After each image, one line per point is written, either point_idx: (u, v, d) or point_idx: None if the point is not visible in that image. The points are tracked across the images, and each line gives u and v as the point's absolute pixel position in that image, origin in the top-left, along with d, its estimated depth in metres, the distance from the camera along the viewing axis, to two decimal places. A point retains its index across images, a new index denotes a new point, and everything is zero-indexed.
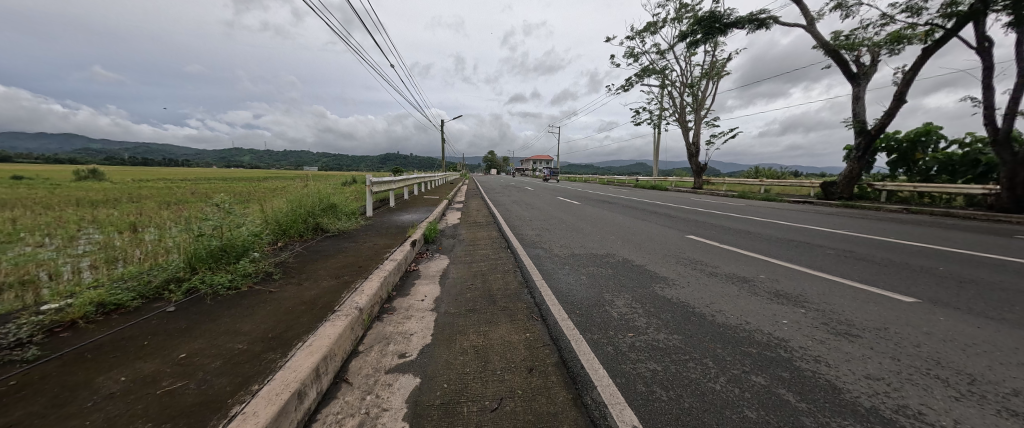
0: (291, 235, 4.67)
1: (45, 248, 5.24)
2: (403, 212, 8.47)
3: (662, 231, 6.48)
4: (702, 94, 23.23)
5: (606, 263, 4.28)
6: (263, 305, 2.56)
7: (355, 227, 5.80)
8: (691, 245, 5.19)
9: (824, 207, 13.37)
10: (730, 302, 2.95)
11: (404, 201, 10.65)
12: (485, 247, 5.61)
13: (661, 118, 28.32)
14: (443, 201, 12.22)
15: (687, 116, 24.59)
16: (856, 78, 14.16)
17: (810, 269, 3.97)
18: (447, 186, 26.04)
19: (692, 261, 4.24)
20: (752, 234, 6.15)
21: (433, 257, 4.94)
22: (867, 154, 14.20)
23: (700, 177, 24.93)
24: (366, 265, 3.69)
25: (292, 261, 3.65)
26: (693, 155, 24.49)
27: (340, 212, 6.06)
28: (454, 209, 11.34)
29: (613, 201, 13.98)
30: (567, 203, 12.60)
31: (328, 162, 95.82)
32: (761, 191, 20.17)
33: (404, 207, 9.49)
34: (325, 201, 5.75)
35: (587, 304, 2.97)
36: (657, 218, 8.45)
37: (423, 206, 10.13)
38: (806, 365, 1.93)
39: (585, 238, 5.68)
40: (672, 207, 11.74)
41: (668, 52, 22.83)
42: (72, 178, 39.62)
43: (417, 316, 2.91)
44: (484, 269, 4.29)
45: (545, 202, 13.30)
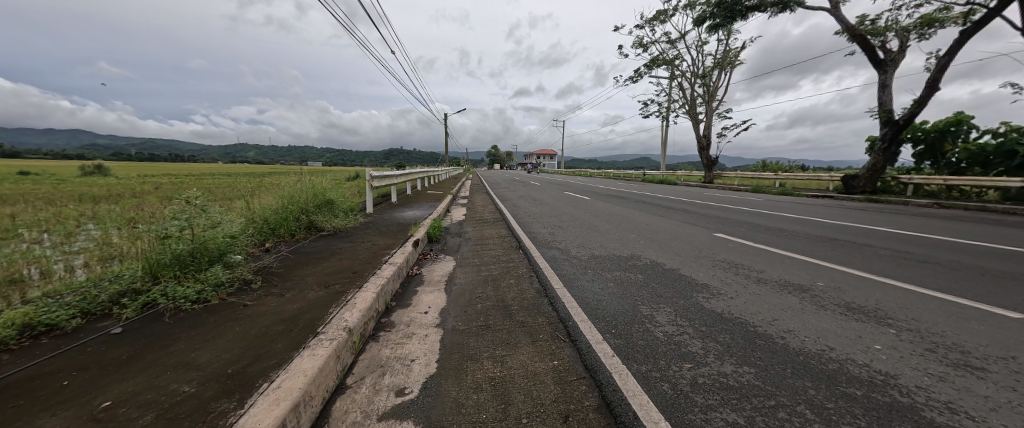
0: (280, 235, 4.21)
1: (36, 244, 4.99)
2: (405, 209, 8.00)
3: (687, 228, 5.94)
4: (714, 85, 22.38)
5: (634, 267, 3.78)
6: (233, 324, 2.08)
7: (353, 225, 5.34)
8: (724, 245, 4.65)
9: (847, 202, 12.70)
10: (797, 318, 2.44)
11: (407, 197, 10.21)
12: (494, 247, 5.12)
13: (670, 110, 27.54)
14: (447, 197, 11.72)
15: (698, 107, 23.81)
16: (882, 65, 13.35)
17: (873, 274, 3.43)
18: (451, 180, 25.58)
19: (732, 265, 3.72)
20: (787, 232, 5.58)
21: (437, 258, 4.46)
22: (893, 146, 13.48)
23: (710, 171, 24.21)
24: (361, 270, 3.22)
25: (278, 266, 3.19)
26: (704, 149, 23.75)
27: (337, 208, 5.60)
28: (459, 205, 10.83)
29: (624, 196, 13.38)
30: (576, 198, 12.07)
31: (331, 157, 95.56)
32: (776, 185, 19.44)
33: (406, 203, 9.00)
34: (321, 197, 5.29)
35: (622, 321, 2.47)
36: (676, 214, 7.88)
37: (426, 202, 9.63)
38: (942, 419, 1.44)
39: (604, 237, 5.17)
40: (688, 202, 11.18)
41: (680, 41, 21.92)
42: (79, 173, 39.96)
43: (420, 334, 2.43)
44: (496, 274, 3.81)
45: (553, 197, 12.73)
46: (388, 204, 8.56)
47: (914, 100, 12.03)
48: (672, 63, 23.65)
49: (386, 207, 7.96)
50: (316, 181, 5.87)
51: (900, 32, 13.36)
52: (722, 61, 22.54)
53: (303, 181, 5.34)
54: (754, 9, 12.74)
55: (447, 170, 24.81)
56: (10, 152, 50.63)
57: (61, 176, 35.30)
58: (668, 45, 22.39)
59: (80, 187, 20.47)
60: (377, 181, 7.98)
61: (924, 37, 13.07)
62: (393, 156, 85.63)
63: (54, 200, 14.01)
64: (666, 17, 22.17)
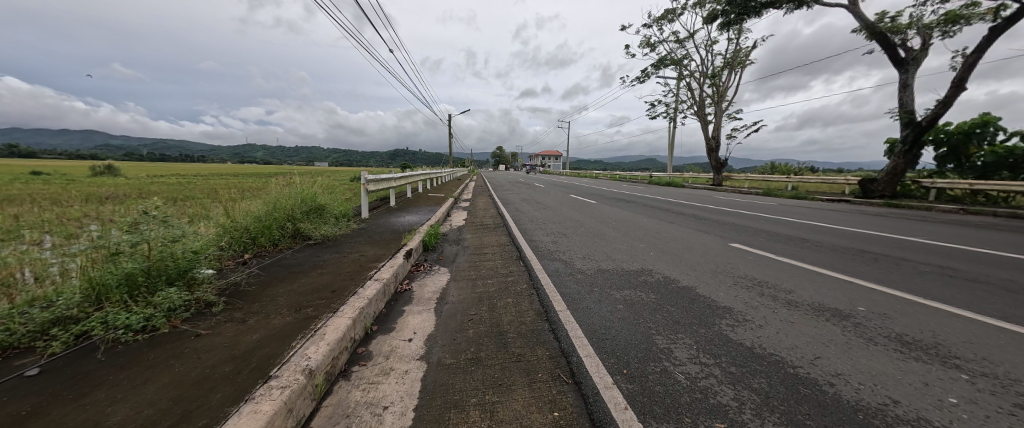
0: (262, 245, 3.92)
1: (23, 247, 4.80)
2: (402, 214, 7.69)
3: (702, 238, 5.52)
4: (724, 86, 21.81)
5: (646, 284, 3.39)
6: (174, 363, 1.76)
7: (344, 233, 5.05)
8: (744, 258, 4.24)
9: (865, 207, 12.14)
10: (844, 357, 2.05)
11: (406, 200, 9.93)
12: (492, 257, 4.78)
13: (678, 111, 26.97)
14: (448, 200, 11.39)
15: (707, 108, 23.27)
16: (903, 64, 12.73)
17: (919, 297, 3.02)
18: (454, 182, 25.32)
19: (757, 284, 3.32)
20: (812, 242, 5.14)
21: (431, 270, 4.13)
22: (914, 148, 12.87)
23: (720, 173, 23.62)
24: (341, 288, 2.89)
25: (250, 283, 2.89)
26: (713, 151, 23.16)
27: (327, 215, 5.30)
28: (460, 208, 10.50)
29: (631, 200, 12.93)
30: (582, 202, 11.69)
31: (337, 158, 96.16)
32: (789, 189, 18.83)
33: (404, 207, 8.68)
34: (310, 203, 5.01)
35: (635, 356, 2.11)
36: (687, 220, 7.45)
37: (425, 206, 9.31)
38: None
39: (611, 248, 4.79)
40: (698, 207, 10.73)
41: (689, 41, 21.39)
42: (90, 173, 40.51)
43: (399, 370, 2.09)
44: (492, 290, 3.47)
45: (557, 200, 12.33)
46: (385, 208, 8.24)
47: (937, 100, 11.46)
48: (681, 63, 23.10)
49: (382, 211, 7.65)
50: (307, 185, 5.60)
51: (922, 30, 12.76)
52: (732, 60, 21.94)
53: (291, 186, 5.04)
54: (769, 6, 12.25)
55: (451, 172, 24.56)
56: (24, 152, 51.61)
57: (72, 176, 35.77)
58: (676, 44, 21.87)
59: (86, 187, 20.54)
60: (375, 184, 7.67)
61: (948, 35, 12.46)
62: (398, 156, 85.83)
63: (58, 201, 14.01)
64: (674, 16, 21.66)
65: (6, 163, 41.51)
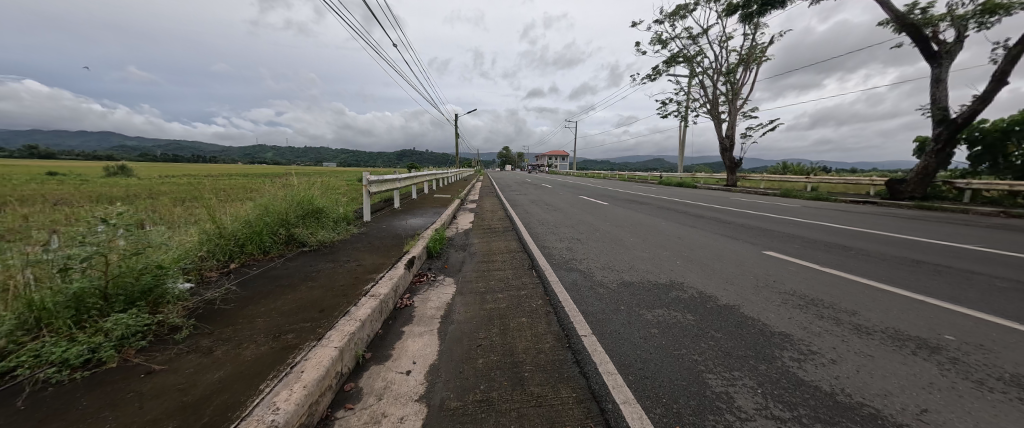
0: (251, 253, 3.59)
1: None
2: (406, 216, 7.35)
3: (730, 245, 5.04)
4: (739, 83, 21.11)
5: (678, 302, 2.95)
6: (106, 415, 1.39)
7: (342, 239, 4.70)
8: (785, 270, 3.77)
9: (895, 209, 11.45)
10: (960, 411, 1.59)
11: (412, 202, 9.60)
12: (502, 265, 4.38)
13: (690, 110, 26.31)
14: (454, 201, 11.01)
15: (720, 107, 22.60)
16: (935, 58, 12.01)
17: (1013, 321, 2.53)
18: (461, 182, 25.05)
19: (810, 303, 2.86)
20: (855, 251, 4.64)
21: (435, 281, 3.75)
22: (948, 147, 12.12)
23: (734, 173, 22.89)
24: (331, 306, 2.51)
25: (228, 300, 2.53)
26: (727, 150, 22.47)
27: (326, 219, 4.96)
28: (466, 210, 10.13)
29: (644, 201, 12.42)
30: (593, 204, 11.23)
31: (346, 158, 97.13)
32: (808, 190, 18.09)
33: (409, 209, 8.33)
34: (306, 206, 4.68)
35: (685, 403, 1.68)
36: (710, 223, 6.96)
37: (431, 208, 8.96)
38: None
39: (633, 256, 4.36)
40: (717, 209, 10.21)
41: (702, 37, 20.76)
42: (105, 173, 41.30)
43: (391, 417, 1.69)
44: (504, 306, 3.06)
45: (568, 201, 11.88)
46: (389, 210, 7.90)
47: (975, 96, 10.74)
48: (694, 60, 22.46)
49: (385, 214, 7.30)
50: (305, 187, 5.28)
51: (957, 21, 12.02)
52: (748, 57, 21.24)
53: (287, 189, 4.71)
54: None
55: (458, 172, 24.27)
56: (44, 153, 52.86)
57: (89, 176, 36.39)
58: (689, 41, 21.25)
59: (101, 188, 20.64)
60: (378, 185, 7.33)
61: (985, 26, 11.72)
62: (405, 157, 86.05)
63: (69, 201, 14.10)
64: (687, 12, 21.06)
65: (26, 164, 42.54)
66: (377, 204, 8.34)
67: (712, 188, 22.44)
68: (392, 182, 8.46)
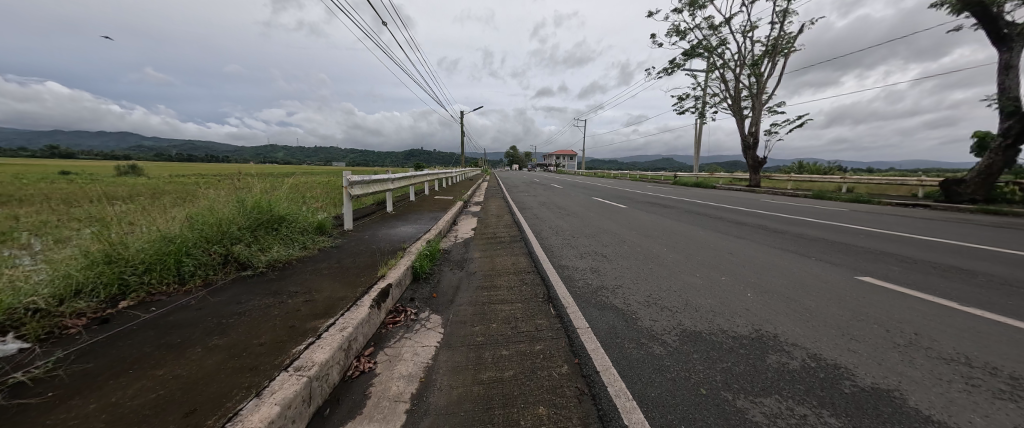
0: (158, 284, 2.57)
1: None
2: (397, 223, 6.30)
3: (804, 266, 3.88)
4: (764, 76, 19.65)
5: (791, 379, 1.83)
6: None
7: (304, 258, 3.67)
8: (917, 312, 2.61)
9: (958, 214, 10.01)
10: None
11: (409, 205, 8.62)
12: (508, 295, 3.31)
13: (707, 105, 24.98)
14: (456, 204, 9.94)
15: (743, 102, 21.18)
16: (1005, 40, 10.50)
17: None
18: (467, 182, 24.17)
19: (1020, 390, 1.71)
20: (985, 277, 3.43)
21: (413, 324, 2.70)
22: (1019, 143, 10.60)
23: (757, 173, 21.42)
24: (215, 397, 1.47)
25: (40, 389, 1.48)
26: (750, 148, 21.04)
27: (287, 232, 3.95)
28: (470, 214, 9.12)
29: (667, 204, 11.20)
30: (611, 207, 10.10)
31: (354, 157, 97.36)
32: (843, 191, 16.59)
33: (402, 215, 7.31)
34: (256, 216, 3.66)
35: None
36: (759, 234, 5.76)
37: (429, 212, 7.92)
38: None
39: (683, 285, 3.25)
40: (754, 214, 8.97)
41: (724, 27, 19.37)
42: (117, 172, 41.69)
43: None
44: (509, 378, 1.98)
45: (582, 204, 10.74)
46: (379, 216, 6.87)
47: None
48: (714, 53, 21.08)
49: (373, 220, 6.28)
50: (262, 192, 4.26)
51: None
52: (773, 48, 19.79)
53: (235, 197, 3.73)
54: None
55: (464, 172, 23.28)
56: (62, 152, 53.81)
57: (101, 176, 36.64)
58: (710, 31, 19.89)
59: (102, 187, 20.28)
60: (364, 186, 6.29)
61: None
62: (413, 156, 85.71)
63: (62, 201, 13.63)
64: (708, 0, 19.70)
65: (44, 164, 43.19)
66: (366, 209, 7.34)
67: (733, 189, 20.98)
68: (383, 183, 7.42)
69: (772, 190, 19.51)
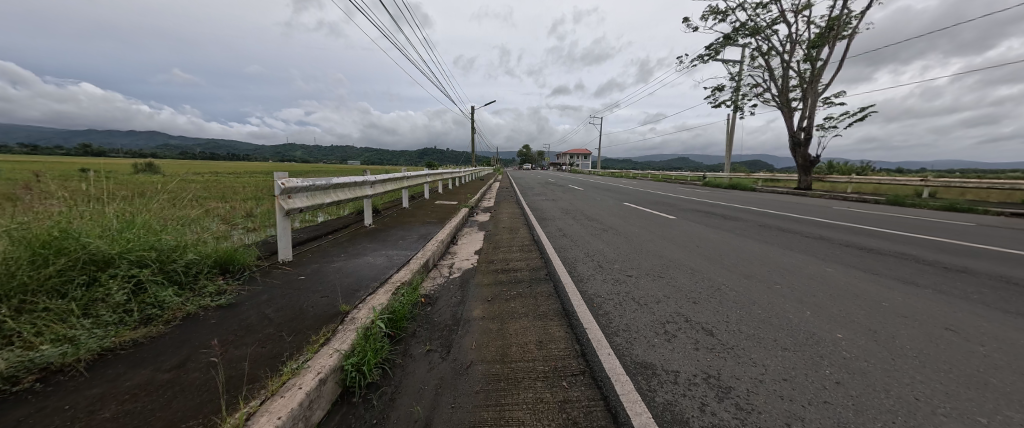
0: None
1: None
2: (368, 246, 4.39)
3: None
4: (820, 62, 16.99)
5: None
6: None
7: (109, 351, 1.76)
8: None
9: None
10: None
11: (398, 215, 6.78)
12: None
13: (745, 98, 22.49)
14: (459, 212, 7.99)
15: (791, 92, 18.57)
16: None
17: None
18: (477, 182, 22.42)
19: None
20: None
21: None
22: None
23: (809, 174, 18.76)
24: None
25: None
26: (800, 145, 18.42)
27: (116, 287, 2.12)
28: (476, 226, 7.22)
29: (722, 213, 9.02)
30: (655, 217, 8.00)
31: (368, 156, 97.53)
32: (923, 196, 13.95)
33: (384, 231, 5.42)
34: (14, 273, 1.90)
35: None
36: (931, 276, 3.59)
37: (421, 227, 6.01)
38: None
39: None
40: (852, 230, 6.75)
41: (776, 4, 16.69)
42: (133, 171, 42.00)
43: None
44: None
45: (615, 213, 8.67)
46: (348, 234, 5.00)
47: None
48: (761, 35, 18.40)
49: (332, 244, 4.37)
50: (90, 228, 2.51)
51: None
52: (835, 28, 17.02)
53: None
54: None
55: (472, 170, 21.36)
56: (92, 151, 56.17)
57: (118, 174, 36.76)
58: (755, 11, 17.35)
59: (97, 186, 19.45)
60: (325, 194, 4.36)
61: None
62: (427, 156, 84.80)
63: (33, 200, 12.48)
64: None
65: (71, 163, 44.10)
66: (333, 226, 5.46)
67: (781, 193, 18.42)
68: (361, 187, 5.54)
69: (830, 195, 16.83)
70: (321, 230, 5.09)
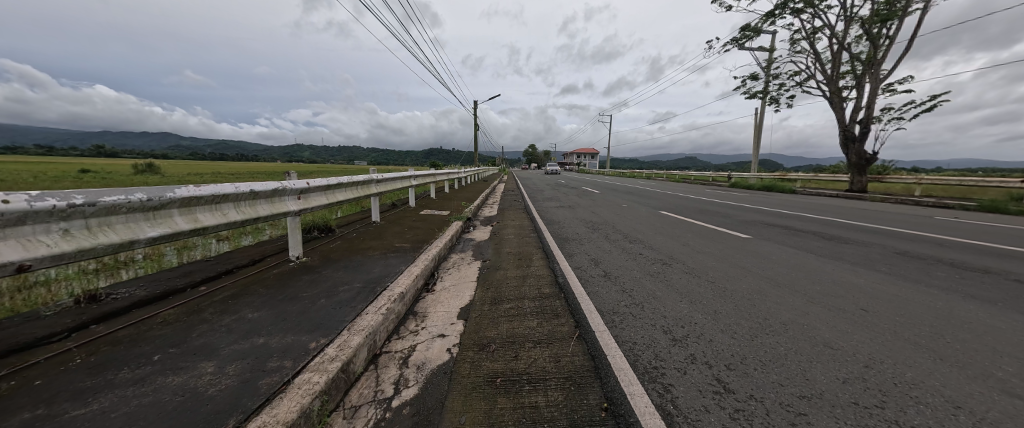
0: None
1: None
2: (238, 326, 2.19)
3: None
4: (885, 40, 14.42)
5: None
6: None
7: None
8: None
9: None
10: None
11: (355, 238, 4.67)
12: None
13: (783, 87, 19.92)
14: (449, 229, 5.82)
15: (845, 78, 15.98)
16: None
17: None
18: (481, 182, 20.35)
19: None
20: None
21: None
22: None
23: (864, 174, 16.29)
24: None
25: None
26: (855, 140, 15.88)
27: None
28: (470, 251, 5.08)
29: (805, 227, 6.73)
30: (720, 234, 5.76)
31: (373, 156, 96.45)
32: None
33: (308, 276, 3.21)
34: None
35: None
36: None
37: (378, 261, 3.80)
38: None
39: None
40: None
41: None
42: (130, 171, 40.94)
43: None
44: None
45: (661, 228, 6.43)
46: (234, 288, 2.82)
47: None
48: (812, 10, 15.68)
49: (163, 323, 2.17)
50: None
51: None
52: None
53: None
54: None
55: (475, 171, 19.07)
56: (100, 151, 56.40)
57: (112, 174, 35.60)
58: None
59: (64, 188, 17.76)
60: (147, 222, 2.13)
61: None
62: (432, 156, 83.18)
63: None
64: None
65: (73, 166, 43.27)
66: (226, 268, 3.27)
67: (833, 195, 15.90)
68: (277, 196, 3.29)
69: (895, 199, 14.30)
70: (191, 279, 2.91)
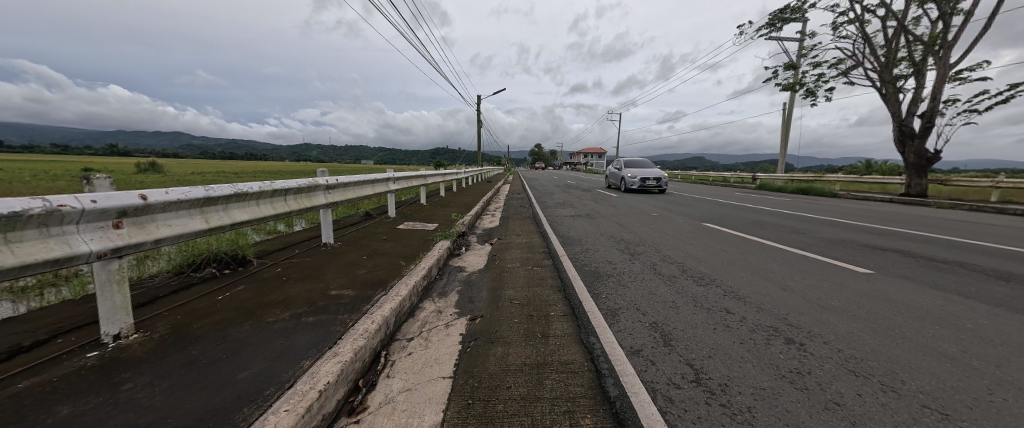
0: None
1: None
2: None
3: None
4: (958, 19, 12.33)
5: None
6: None
7: None
8: None
9: None
10: None
11: (269, 282, 2.94)
12: None
13: (824, 76, 17.86)
14: (427, 256, 4.07)
15: (904, 65, 13.94)
16: None
17: None
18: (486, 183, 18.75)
19: None
20: None
21: None
22: None
23: (924, 176, 14.17)
24: None
25: None
26: (916, 136, 13.79)
27: None
28: (453, 297, 3.32)
29: (928, 249, 4.84)
30: (826, 267, 3.90)
31: (379, 156, 95.73)
32: None
33: (78, 402, 1.48)
34: None
35: None
36: None
37: (270, 343, 2.04)
38: None
39: None
40: None
41: None
42: (136, 170, 40.41)
43: None
44: None
45: (728, 252, 4.60)
46: None
47: None
48: None
49: None
50: None
51: None
52: None
53: None
54: None
55: (478, 171, 17.21)
56: (114, 150, 56.92)
57: (114, 173, 34.90)
58: None
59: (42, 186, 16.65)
60: None
61: None
62: (439, 155, 82.26)
63: None
64: None
65: (80, 163, 42.94)
66: None
67: (889, 201, 13.82)
68: (24, 227, 1.56)
69: (970, 205, 12.16)
70: None
